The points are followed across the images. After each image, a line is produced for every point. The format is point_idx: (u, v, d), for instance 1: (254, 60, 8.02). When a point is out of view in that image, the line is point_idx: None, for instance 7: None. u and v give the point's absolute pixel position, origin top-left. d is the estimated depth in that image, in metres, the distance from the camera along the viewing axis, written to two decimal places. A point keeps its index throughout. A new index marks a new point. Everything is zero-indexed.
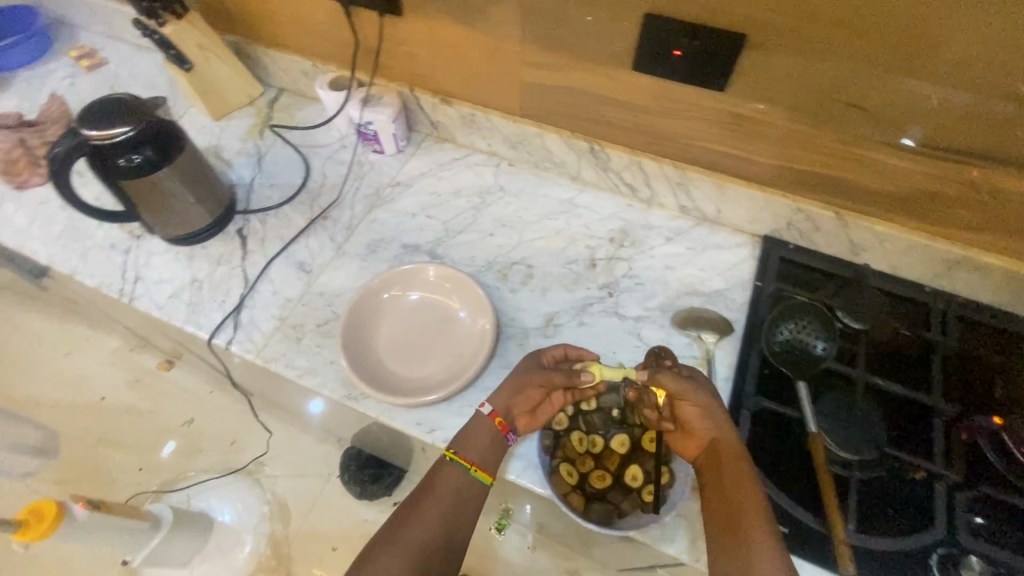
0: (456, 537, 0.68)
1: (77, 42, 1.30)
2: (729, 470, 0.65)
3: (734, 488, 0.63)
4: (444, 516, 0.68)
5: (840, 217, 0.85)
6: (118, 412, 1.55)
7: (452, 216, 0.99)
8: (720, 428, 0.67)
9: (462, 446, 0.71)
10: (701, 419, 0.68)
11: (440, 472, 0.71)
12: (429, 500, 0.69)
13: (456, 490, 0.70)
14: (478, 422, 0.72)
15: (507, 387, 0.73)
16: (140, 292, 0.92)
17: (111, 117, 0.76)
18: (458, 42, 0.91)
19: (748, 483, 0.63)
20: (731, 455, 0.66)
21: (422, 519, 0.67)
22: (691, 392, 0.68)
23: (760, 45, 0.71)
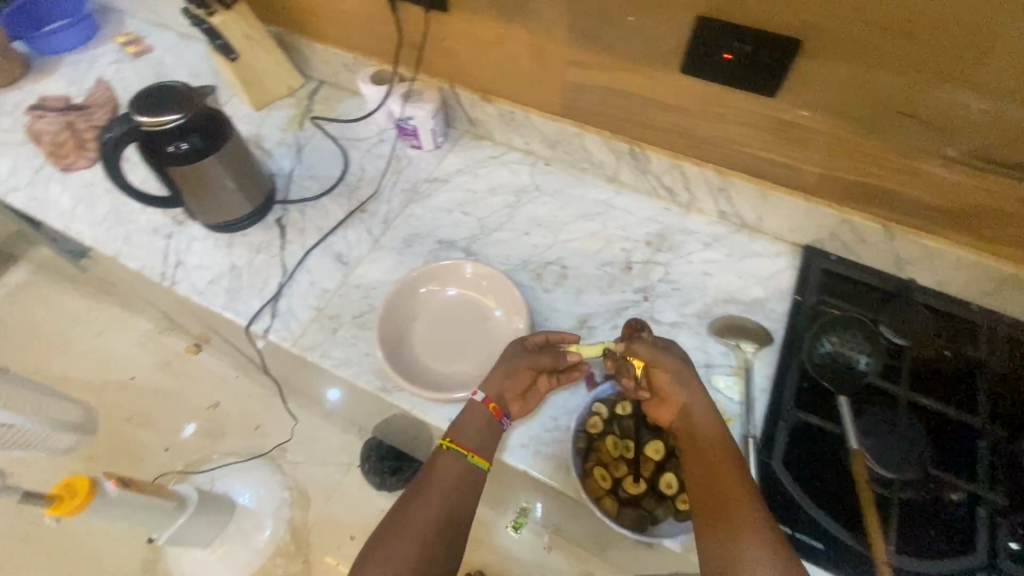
0: (461, 521, 0.67)
1: (124, 29, 1.33)
2: (707, 440, 0.66)
3: (712, 458, 0.65)
4: (445, 500, 0.67)
5: (886, 230, 0.83)
6: (148, 392, 1.58)
7: (488, 214, 0.99)
8: (695, 396, 0.69)
9: (459, 434, 0.71)
10: (676, 387, 0.70)
11: (437, 461, 0.70)
12: (430, 489, 0.68)
13: (454, 480, 0.69)
14: (473, 410, 0.72)
15: (496, 369, 0.75)
16: (181, 276, 0.94)
17: (162, 103, 0.77)
18: (502, 39, 0.91)
19: (726, 453, 0.65)
20: (707, 425, 0.68)
21: (423, 506, 0.66)
22: (662, 359, 0.71)
23: (814, 52, 0.70)
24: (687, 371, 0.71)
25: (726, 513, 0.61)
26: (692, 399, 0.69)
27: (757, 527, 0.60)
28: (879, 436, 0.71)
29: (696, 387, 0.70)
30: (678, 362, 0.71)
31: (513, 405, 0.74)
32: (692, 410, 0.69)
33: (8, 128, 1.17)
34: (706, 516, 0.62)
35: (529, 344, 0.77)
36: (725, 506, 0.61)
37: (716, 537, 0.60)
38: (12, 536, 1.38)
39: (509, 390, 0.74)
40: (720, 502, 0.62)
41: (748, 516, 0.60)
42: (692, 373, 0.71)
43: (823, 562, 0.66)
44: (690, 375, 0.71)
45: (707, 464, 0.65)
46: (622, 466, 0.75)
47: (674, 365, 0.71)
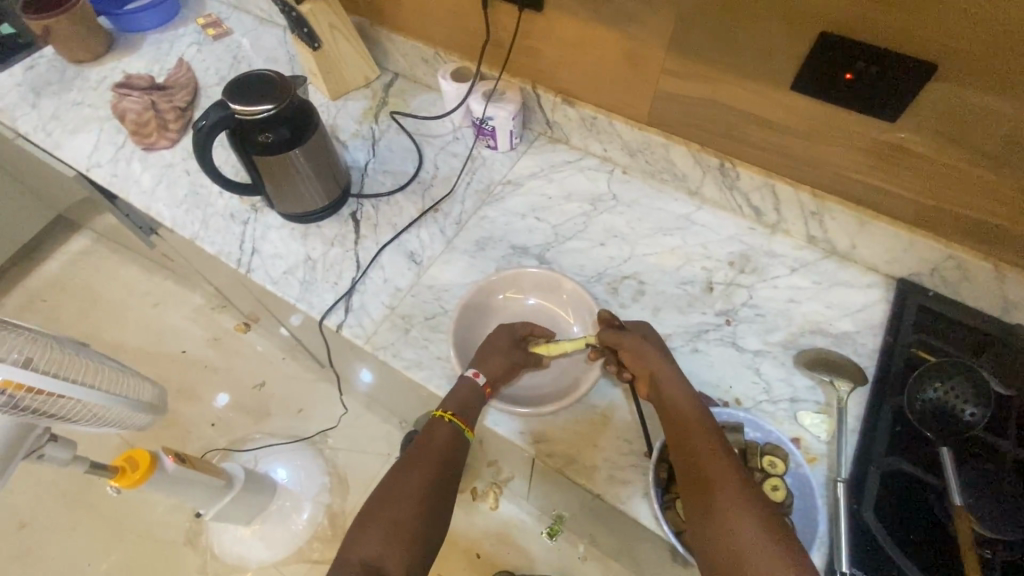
0: (451, 484, 0.70)
1: (204, 10, 1.34)
2: (679, 407, 0.67)
3: (686, 425, 0.65)
4: (435, 467, 0.68)
5: (998, 271, 0.77)
6: (199, 367, 1.61)
7: (563, 221, 0.96)
8: (660, 368, 0.71)
9: (450, 404, 0.73)
10: (644, 359, 0.72)
11: (430, 431, 0.71)
12: (422, 457, 0.69)
13: (445, 449, 0.70)
14: (463, 382, 0.74)
15: (490, 349, 0.78)
16: (256, 264, 0.95)
17: (257, 94, 0.77)
18: (595, 42, 0.88)
19: (699, 420, 0.65)
20: (676, 395, 0.68)
21: (413, 474, 0.67)
22: (622, 338, 0.74)
23: (953, 76, 0.65)
24: (652, 344, 0.74)
25: (707, 478, 0.60)
26: (658, 372, 0.71)
27: (740, 489, 0.58)
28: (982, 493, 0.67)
29: (662, 360, 0.72)
30: (643, 338, 0.74)
31: (498, 387, 0.78)
32: (659, 384, 0.70)
33: (92, 103, 1.20)
34: (689, 485, 0.61)
35: (519, 334, 0.82)
36: (701, 471, 0.60)
37: (700, 502, 0.59)
38: (67, 497, 1.43)
39: (502, 373, 0.77)
40: (698, 468, 0.61)
41: (727, 479, 0.59)
42: (657, 348, 0.73)
43: None
44: (653, 348, 0.73)
45: (681, 432, 0.65)
46: None
47: (635, 340, 0.73)
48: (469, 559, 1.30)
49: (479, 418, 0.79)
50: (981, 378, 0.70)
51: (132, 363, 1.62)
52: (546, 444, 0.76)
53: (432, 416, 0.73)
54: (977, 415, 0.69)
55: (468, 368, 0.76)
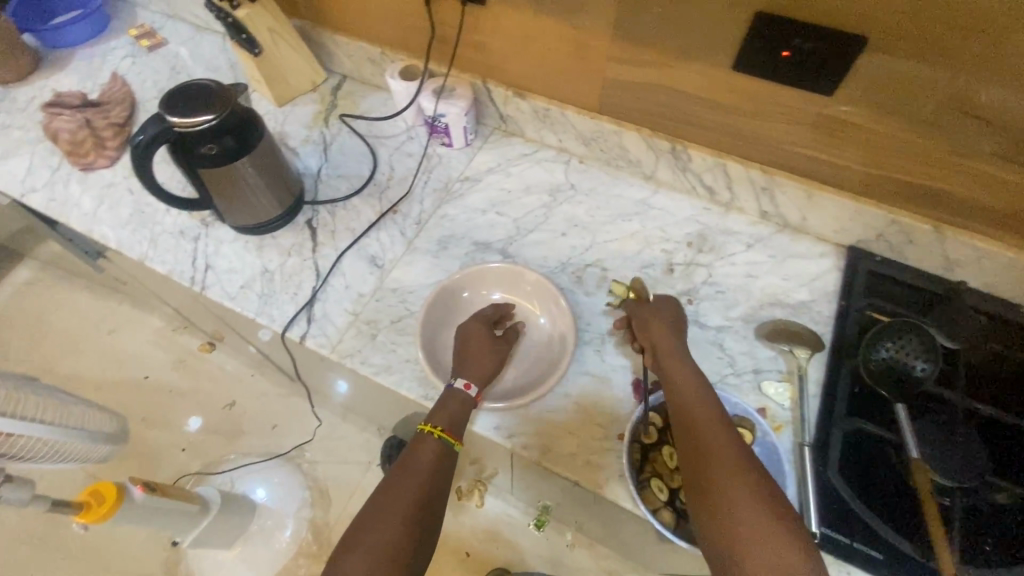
0: (440, 501, 0.68)
1: (136, 21, 1.29)
2: (681, 380, 0.68)
3: (686, 398, 0.66)
4: (422, 483, 0.67)
5: (939, 231, 0.81)
6: (163, 392, 1.56)
7: (523, 214, 0.96)
8: (667, 342, 0.73)
9: (441, 418, 0.71)
10: (653, 333, 0.74)
11: (418, 446, 0.70)
12: (410, 474, 0.67)
13: (434, 465, 0.68)
14: (453, 394, 0.73)
15: (473, 354, 0.76)
16: (211, 280, 0.92)
17: (195, 104, 0.74)
18: (540, 34, 0.88)
19: (699, 394, 0.66)
20: (680, 369, 0.70)
21: (400, 491, 0.66)
22: (638, 311, 0.79)
23: (881, 48, 0.67)
24: (665, 319, 0.76)
25: (704, 448, 0.61)
26: (663, 346, 0.73)
27: (736, 461, 0.59)
28: (936, 444, 0.71)
29: (669, 336, 0.74)
30: (655, 314, 0.77)
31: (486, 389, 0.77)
32: (663, 354, 0.72)
33: (22, 125, 1.14)
34: (686, 455, 0.62)
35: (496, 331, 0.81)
36: (699, 442, 0.62)
37: (695, 471, 0.60)
38: (31, 540, 1.36)
39: (489, 377, 0.76)
40: (695, 439, 0.62)
41: (724, 450, 0.60)
42: (665, 324, 0.75)
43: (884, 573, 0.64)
44: (662, 325, 0.75)
45: (681, 404, 0.66)
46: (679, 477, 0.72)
47: (647, 314, 0.77)
48: (459, 559, 1.30)
49: None
50: (928, 335, 0.74)
51: (91, 394, 1.55)
52: (523, 437, 0.76)
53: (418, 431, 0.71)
54: (929, 369, 0.72)
55: (455, 377, 0.74)
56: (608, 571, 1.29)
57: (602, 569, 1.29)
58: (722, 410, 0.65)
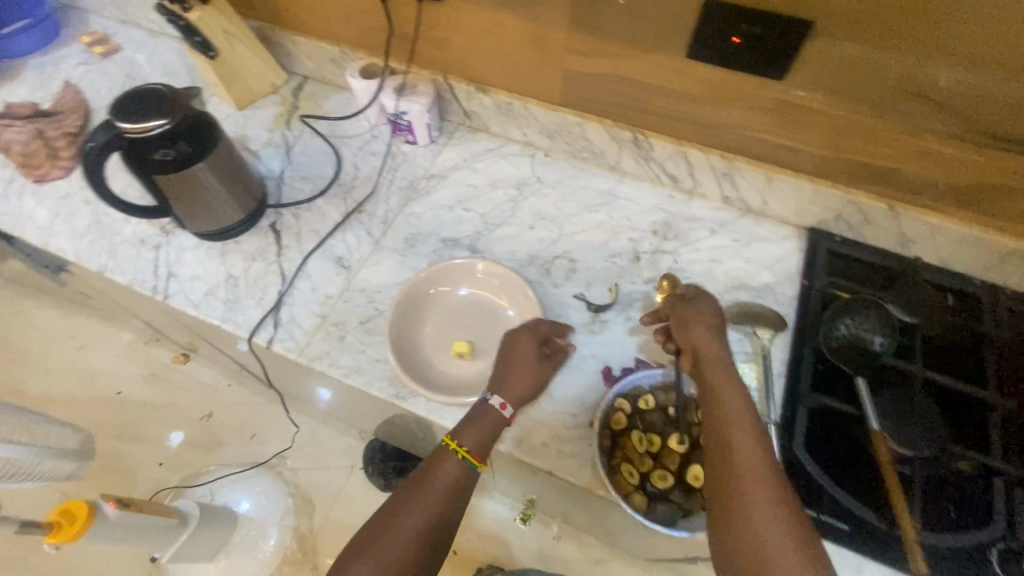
0: (452, 522, 0.66)
1: (89, 27, 1.26)
2: (721, 392, 0.62)
3: (723, 412, 0.61)
4: (437, 501, 0.65)
5: (893, 210, 0.83)
6: (136, 406, 1.52)
7: (491, 209, 0.96)
8: (712, 348, 0.66)
9: (467, 434, 0.69)
10: (694, 334, 0.68)
11: (438, 462, 0.68)
12: (426, 490, 0.66)
13: (450, 484, 0.66)
14: (483, 410, 0.70)
15: (513, 371, 0.73)
16: (174, 288, 0.90)
17: (146, 109, 0.73)
18: (498, 28, 0.89)
19: (740, 409, 0.60)
20: (722, 379, 0.63)
21: (414, 508, 0.64)
22: (675, 309, 0.72)
23: (826, 32, 0.69)
24: (709, 320, 0.69)
25: (737, 472, 0.56)
26: (708, 351, 0.66)
27: (771, 491, 0.55)
28: (894, 416, 0.72)
29: (710, 335, 0.68)
30: (698, 312, 0.70)
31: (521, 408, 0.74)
32: (704, 357, 0.66)
33: None
34: (715, 474, 0.58)
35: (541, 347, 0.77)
36: (731, 463, 0.57)
37: (723, 484, 0.57)
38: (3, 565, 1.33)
39: (527, 395, 0.73)
40: (727, 459, 0.57)
41: (757, 476, 0.55)
42: (708, 325, 0.69)
43: (850, 543, 0.66)
44: (701, 323, 0.69)
45: (715, 418, 0.61)
46: (648, 462, 0.73)
47: (685, 311, 0.71)
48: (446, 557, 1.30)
49: (431, 416, 0.77)
50: (884, 310, 0.76)
51: (61, 413, 1.51)
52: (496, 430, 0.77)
53: (440, 444, 0.69)
54: (885, 344, 0.74)
55: (492, 394, 0.72)
56: (596, 561, 1.29)
57: (589, 559, 1.30)
58: (761, 429, 0.59)
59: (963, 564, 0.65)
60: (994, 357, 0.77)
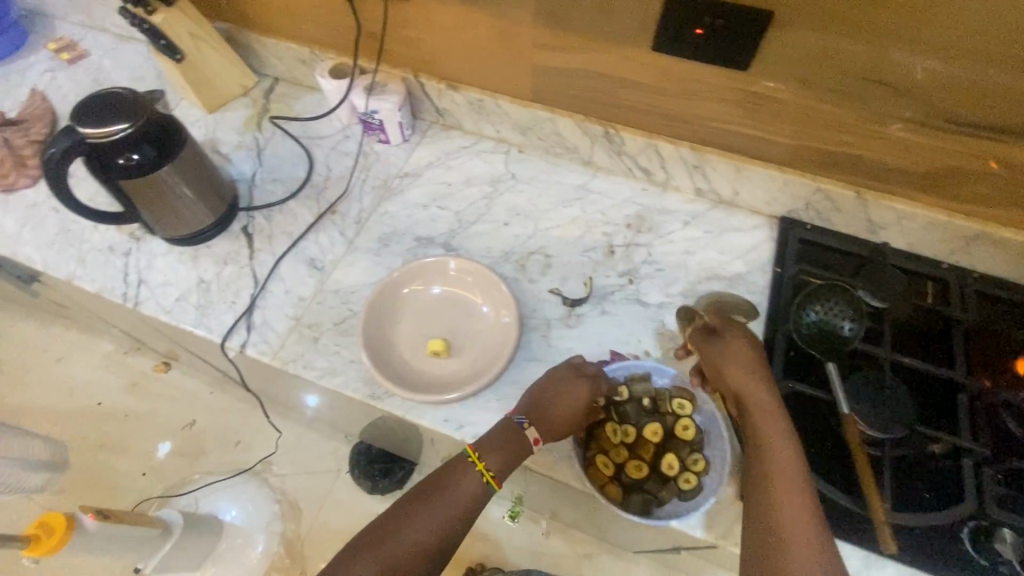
0: (460, 532, 0.68)
1: (55, 33, 1.24)
2: (767, 444, 0.63)
3: (767, 465, 0.61)
4: (449, 510, 0.67)
5: (860, 196, 0.84)
6: (115, 417, 1.50)
7: (465, 206, 0.96)
8: (757, 396, 0.67)
9: (490, 456, 0.70)
10: (735, 379, 0.69)
11: (455, 474, 0.70)
12: (439, 498, 0.68)
13: (463, 496, 0.69)
14: (513, 439, 0.70)
15: (553, 406, 0.71)
16: (145, 295, 0.90)
17: (108, 113, 0.72)
18: (465, 25, 0.88)
19: (785, 463, 0.61)
20: (770, 430, 0.64)
21: (425, 513, 0.67)
22: (710, 349, 0.73)
23: (786, 22, 0.70)
24: (750, 366, 0.69)
25: (780, 536, 0.56)
26: (752, 399, 0.67)
27: (810, 543, 0.56)
28: (867, 397, 0.72)
29: (751, 379, 0.68)
30: (739, 355, 0.70)
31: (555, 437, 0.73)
32: (746, 403, 0.67)
33: None
34: (755, 533, 0.58)
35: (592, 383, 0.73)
36: (773, 522, 0.57)
37: (762, 532, 0.57)
38: None
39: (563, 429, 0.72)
40: (769, 516, 0.58)
41: (802, 538, 0.56)
42: (749, 369, 0.69)
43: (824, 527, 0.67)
44: (741, 367, 0.69)
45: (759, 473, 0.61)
46: (624, 452, 0.75)
47: (723, 354, 0.71)
48: None
49: (409, 415, 0.77)
50: (852, 295, 0.77)
51: (40, 427, 1.49)
52: (473, 426, 0.76)
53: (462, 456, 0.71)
54: (855, 329, 0.76)
55: (528, 425, 0.71)
56: (585, 555, 1.29)
57: (578, 554, 1.30)
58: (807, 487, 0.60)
59: (934, 544, 0.66)
60: (961, 338, 0.78)
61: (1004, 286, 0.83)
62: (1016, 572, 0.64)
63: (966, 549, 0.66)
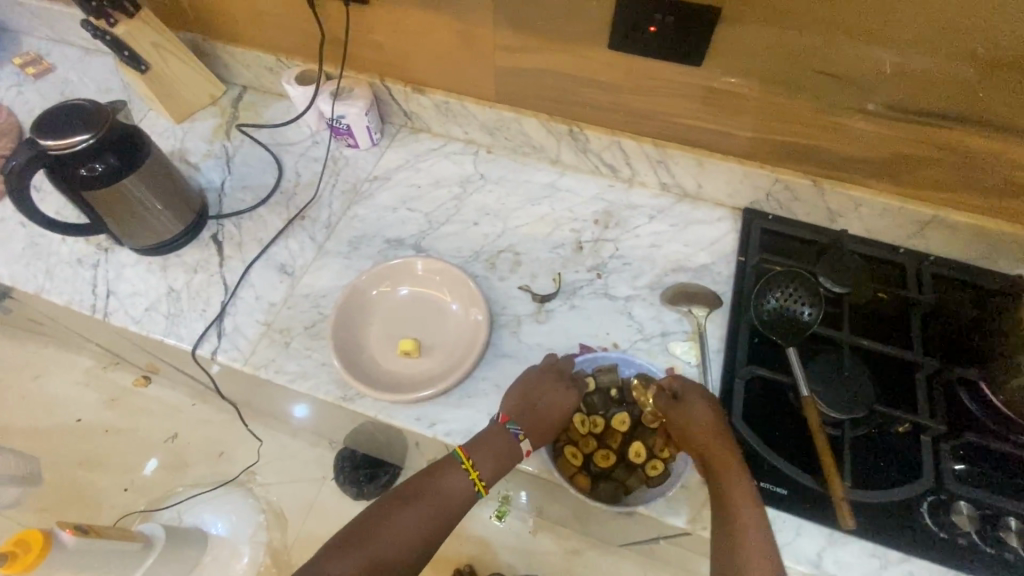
0: (444, 530, 0.70)
1: (20, 48, 1.23)
2: (739, 517, 0.63)
3: (739, 539, 0.62)
4: (435, 508, 0.70)
5: (817, 185, 0.87)
6: (94, 433, 1.48)
7: (434, 207, 0.97)
8: (726, 463, 0.66)
9: (484, 465, 0.71)
10: (699, 444, 0.68)
11: (442, 473, 0.72)
12: (425, 497, 0.70)
13: (450, 495, 0.71)
14: (511, 454, 0.72)
15: (542, 417, 0.73)
16: (114, 306, 0.89)
17: (69, 125, 0.73)
18: (426, 29, 0.90)
19: (756, 536, 0.62)
20: (740, 501, 0.64)
21: (415, 509, 0.69)
22: (669, 412, 0.71)
23: (733, 17, 0.72)
24: (714, 430, 0.68)
25: None
26: (721, 467, 0.66)
27: None
28: (826, 380, 0.74)
29: (714, 445, 0.67)
30: (702, 419, 0.69)
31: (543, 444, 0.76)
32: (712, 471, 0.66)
33: None
34: None
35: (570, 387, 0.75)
36: None
37: None
38: None
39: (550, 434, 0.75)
40: None
41: None
42: (713, 434, 0.68)
43: (789, 507, 0.69)
44: (704, 430, 0.68)
45: (732, 547, 0.62)
46: (593, 442, 0.77)
47: (683, 417, 0.70)
48: None
49: (382, 414, 0.78)
50: (810, 281, 0.79)
51: (17, 446, 1.47)
52: (444, 424, 0.77)
53: (453, 462, 0.72)
54: (814, 314, 0.78)
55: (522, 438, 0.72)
56: (572, 551, 1.30)
57: (566, 550, 1.30)
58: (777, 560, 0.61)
59: (895, 518, 0.68)
60: (918, 319, 0.80)
61: (958, 268, 0.86)
62: (973, 543, 0.66)
63: (927, 524, 0.67)
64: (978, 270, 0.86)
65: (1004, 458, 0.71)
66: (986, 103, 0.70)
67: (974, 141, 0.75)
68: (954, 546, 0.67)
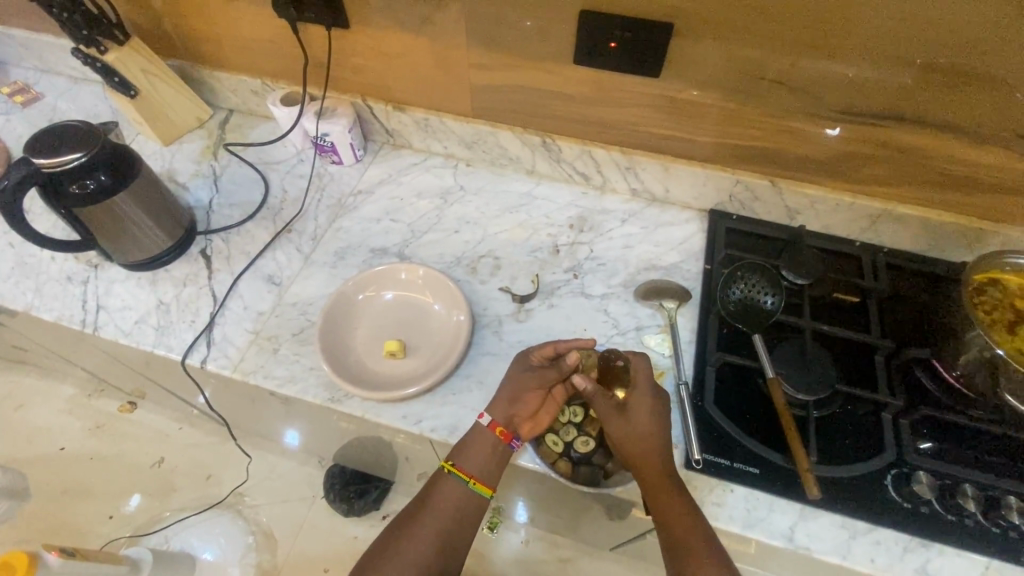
0: (459, 534, 0.74)
1: (8, 78, 1.26)
2: (679, 523, 0.67)
3: (683, 542, 0.67)
4: (443, 517, 0.74)
5: (776, 186, 0.93)
6: (78, 459, 1.46)
7: (418, 217, 1.01)
8: (657, 474, 0.69)
9: (459, 457, 0.74)
10: (639, 458, 0.71)
11: (440, 484, 0.75)
12: (432, 508, 0.74)
13: (454, 502, 0.74)
14: (476, 435, 0.75)
15: (503, 390, 0.76)
16: (104, 320, 0.91)
17: (63, 145, 0.77)
18: (405, 50, 0.95)
19: (699, 545, 0.66)
20: (676, 509, 0.68)
21: (419, 533, 0.72)
22: (608, 423, 0.74)
23: (687, 34, 0.79)
24: (654, 443, 0.71)
25: None
26: (656, 483, 0.69)
27: None
28: (791, 364, 0.78)
29: (654, 460, 0.70)
30: (642, 433, 0.72)
31: (515, 424, 0.76)
32: (653, 484, 0.69)
33: None
34: None
35: (541, 365, 0.78)
36: None
37: None
38: None
39: (511, 411, 0.75)
40: None
41: None
42: (651, 448, 0.71)
43: (759, 484, 0.72)
44: (643, 444, 0.71)
45: (677, 548, 0.67)
46: (573, 431, 0.80)
47: (620, 431, 0.72)
48: None
49: (371, 414, 0.80)
50: (774, 272, 0.85)
51: None
52: (429, 420, 0.80)
53: (438, 469, 0.76)
54: (776, 302, 0.83)
55: (482, 415, 0.76)
56: (565, 560, 1.30)
57: (557, 558, 1.31)
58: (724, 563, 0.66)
59: (861, 492, 0.72)
60: (876, 305, 0.85)
61: (911, 259, 0.92)
62: (934, 511, 0.70)
63: (892, 495, 0.71)
64: (930, 260, 0.92)
65: (959, 429, 0.76)
66: (921, 103, 0.77)
67: (912, 137, 0.81)
68: (917, 515, 0.70)
